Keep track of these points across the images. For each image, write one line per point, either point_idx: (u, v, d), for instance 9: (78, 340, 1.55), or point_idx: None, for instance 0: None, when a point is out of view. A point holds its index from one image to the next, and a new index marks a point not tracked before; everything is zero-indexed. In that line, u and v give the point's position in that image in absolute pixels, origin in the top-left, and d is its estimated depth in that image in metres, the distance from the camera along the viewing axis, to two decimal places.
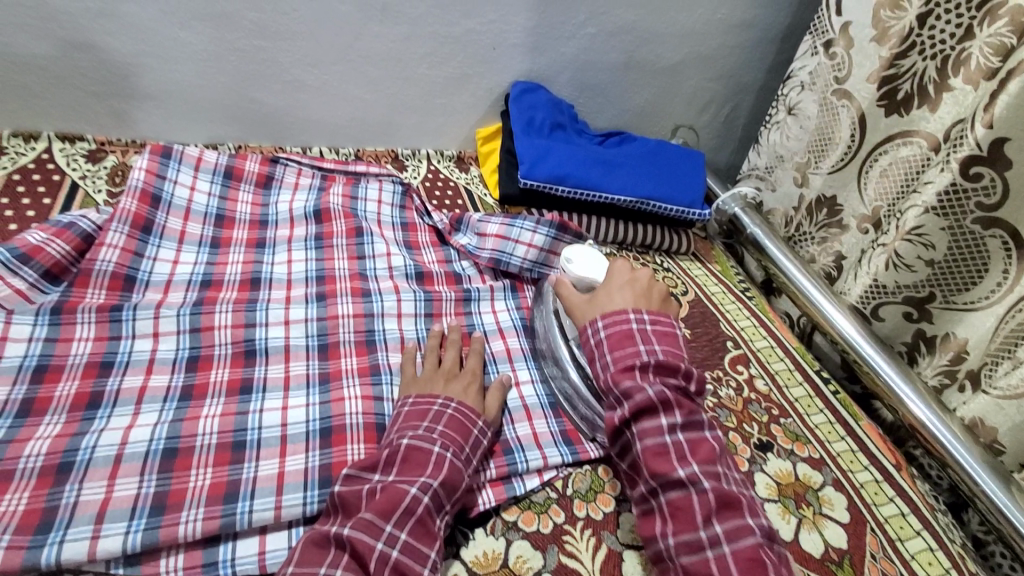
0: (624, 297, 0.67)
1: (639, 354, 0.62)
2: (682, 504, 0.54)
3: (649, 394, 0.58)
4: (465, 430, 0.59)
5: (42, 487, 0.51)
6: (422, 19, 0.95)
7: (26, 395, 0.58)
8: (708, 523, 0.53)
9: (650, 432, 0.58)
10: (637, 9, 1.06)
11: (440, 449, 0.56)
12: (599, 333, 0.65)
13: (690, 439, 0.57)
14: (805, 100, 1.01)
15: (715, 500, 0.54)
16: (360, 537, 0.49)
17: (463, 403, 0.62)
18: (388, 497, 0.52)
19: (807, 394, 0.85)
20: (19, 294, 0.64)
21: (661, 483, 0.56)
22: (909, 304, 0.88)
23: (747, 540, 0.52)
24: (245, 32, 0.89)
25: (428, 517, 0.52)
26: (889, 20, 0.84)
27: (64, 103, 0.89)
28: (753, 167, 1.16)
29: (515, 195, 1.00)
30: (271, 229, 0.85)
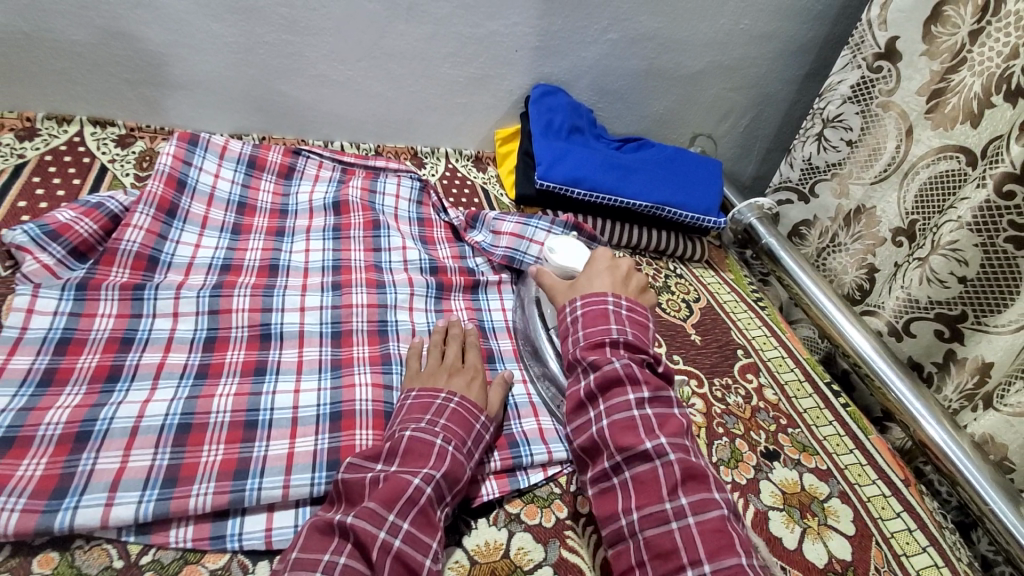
0: (603, 280, 0.70)
1: (608, 332, 0.64)
2: (648, 477, 0.56)
3: (616, 368, 0.60)
4: (467, 424, 0.60)
5: (59, 454, 0.52)
6: (448, 19, 0.96)
7: (49, 365, 0.60)
8: (673, 495, 0.54)
9: (618, 407, 0.59)
10: (662, 17, 1.07)
11: (442, 442, 0.57)
12: (575, 312, 0.68)
13: (657, 414, 0.60)
14: (846, 112, 1.00)
15: (680, 472, 0.55)
16: (362, 526, 0.49)
17: (466, 398, 0.62)
18: (389, 488, 0.52)
19: (817, 406, 0.84)
20: (46, 268, 0.66)
21: (627, 457, 0.57)
22: (940, 321, 0.86)
23: (712, 513, 0.53)
24: (276, 26, 0.91)
25: (430, 508, 0.52)
26: (941, 35, 0.85)
27: (98, 89, 0.92)
28: (785, 179, 1.14)
29: (531, 195, 1.01)
30: (291, 218, 0.87)
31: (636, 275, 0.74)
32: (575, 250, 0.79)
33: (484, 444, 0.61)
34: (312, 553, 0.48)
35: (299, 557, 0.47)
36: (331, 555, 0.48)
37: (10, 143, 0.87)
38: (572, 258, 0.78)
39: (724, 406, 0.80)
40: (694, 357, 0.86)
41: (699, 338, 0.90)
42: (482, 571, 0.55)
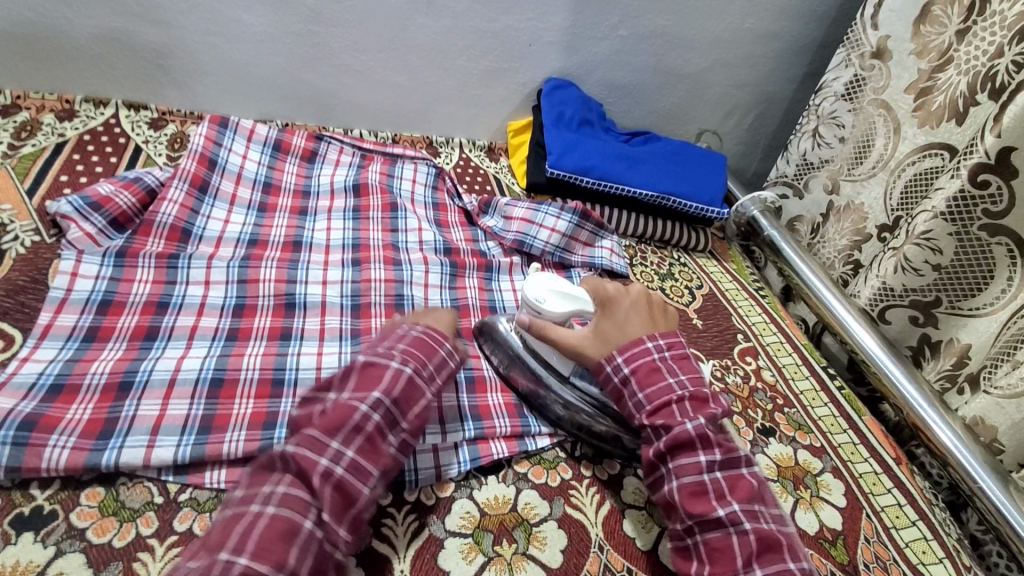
0: (635, 326, 0.66)
1: (671, 389, 0.61)
2: (722, 546, 0.54)
3: (688, 429, 0.58)
4: (429, 351, 0.60)
5: (104, 401, 0.57)
6: (466, 13, 1.01)
7: (92, 323, 0.64)
8: (748, 567, 0.52)
9: (687, 469, 0.57)
10: (670, 15, 1.10)
11: (399, 364, 0.57)
12: (621, 370, 0.63)
13: (728, 477, 0.57)
14: (839, 110, 1.04)
15: (755, 542, 0.53)
16: (304, 453, 0.50)
17: (430, 327, 0.63)
18: (336, 416, 0.52)
19: (812, 388, 0.88)
20: (88, 237, 0.70)
21: (699, 522, 0.55)
22: (915, 308, 0.91)
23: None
24: (302, 17, 0.95)
25: (378, 437, 0.53)
26: (929, 35, 0.89)
27: (133, 73, 0.97)
28: (782, 175, 1.19)
29: (541, 184, 1.05)
30: (313, 199, 0.92)
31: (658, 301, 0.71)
32: (560, 291, 0.70)
33: (449, 372, 0.62)
34: (255, 486, 0.49)
35: (241, 493, 0.49)
36: (272, 487, 0.48)
37: (51, 123, 0.92)
38: (564, 299, 0.70)
39: (723, 385, 0.83)
40: (694, 339, 0.90)
41: (701, 322, 0.93)
42: (491, 521, 0.59)
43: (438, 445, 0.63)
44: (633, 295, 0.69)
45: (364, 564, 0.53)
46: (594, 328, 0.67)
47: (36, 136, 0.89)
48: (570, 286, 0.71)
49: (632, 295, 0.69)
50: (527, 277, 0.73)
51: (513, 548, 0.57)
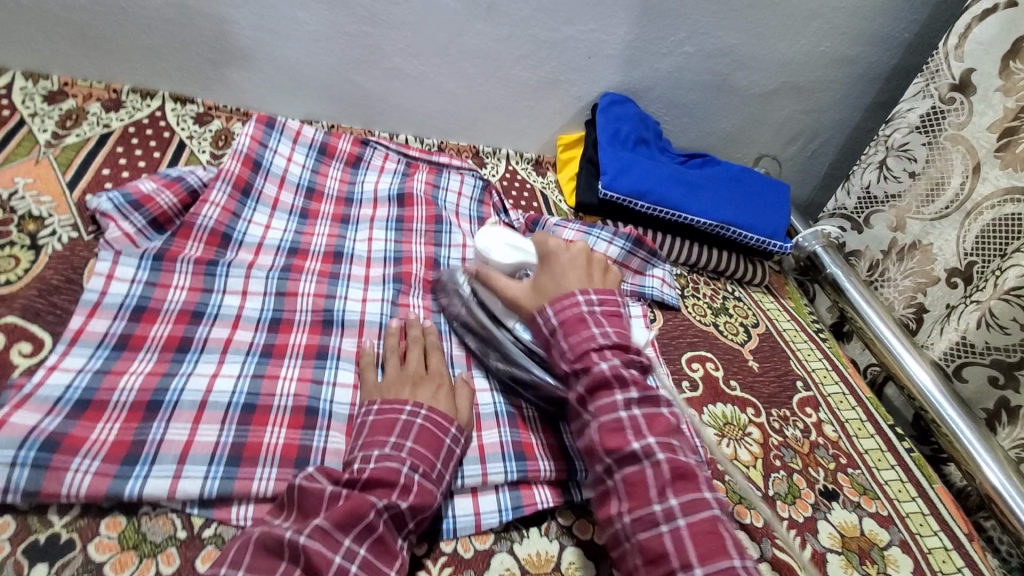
0: (572, 280, 0.62)
1: (592, 337, 0.57)
2: (637, 480, 0.52)
3: (604, 368, 0.55)
4: (436, 444, 0.55)
5: (131, 421, 0.53)
6: (526, 21, 0.96)
7: (124, 331, 0.61)
8: (663, 497, 0.50)
9: (605, 408, 0.54)
10: (740, 33, 1.04)
11: (409, 469, 0.52)
12: (550, 320, 0.60)
13: (646, 413, 0.55)
14: (912, 142, 0.96)
15: (669, 472, 0.52)
16: (315, 546, 0.45)
17: (435, 409, 0.57)
18: (350, 508, 0.48)
19: (878, 447, 0.81)
20: (127, 237, 0.67)
21: (617, 459, 0.53)
22: (995, 367, 0.83)
23: (703, 514, 0.50)
24: (358, 17, 0.92)
25: (389, 534, 0.49)
26: (1019, 72, 0.81)
27: (182, 66, 0.94)
28: (839, 206, 1.11)
29: (593, 204, 0.99)
30: (356, 207, 0.88)
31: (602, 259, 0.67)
32: (512, 243, 0.71)
33: (455, 461, 0.57)
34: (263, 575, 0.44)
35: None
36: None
37: (96, 113, 0.90)
38: (512, 251, 0.71)
39: (781, 438, 0.77)
40: (750, 384, 0.83)
41: (757, 365, 0.87)
42: None
43: (477, 488, 0.59)
44: (573, 251, 0.65)
45: None
46: (533, 282, 0.65)
47: (81, 125, 0.87)
48: (522, 240, 0.72)
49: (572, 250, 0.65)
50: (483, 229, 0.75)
51: None
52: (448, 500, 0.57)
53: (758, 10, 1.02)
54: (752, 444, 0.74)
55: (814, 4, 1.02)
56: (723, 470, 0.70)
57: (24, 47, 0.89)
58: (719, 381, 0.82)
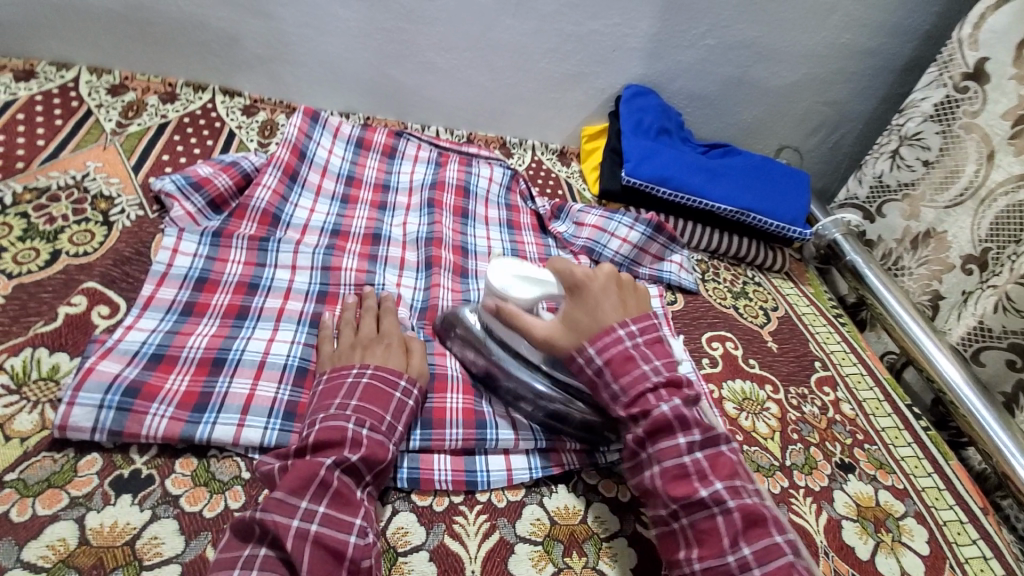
0: (609, 313, 0.60)
1: (646, 377, 0.57)
2: (707, 527, 0.52)
3: (664, 412, 0.55)
4: (383, 399, 0.57)
5: (200, 374, 0.59)
6: (552, 16, 1.00)
7: (189, 298, 0.67)
8: (736, 547, 0.50)
9: (667, 453, 0.54)
10: (761, 26, 1.07)
11: (355, 425, 0.53)
12: (594, 362, 0.58)
13: (708, 455, 0.54)
14: (926, 131, 0.98)
15: (740, 519, 0.51)
16: (274, 517, 0.47)
17: (380, 367, 0.59)
18: (300, 471, 0.50)
19: (895, 426, 0.84)
20: (189, 216, 0.74)
21: (683, 505, 0.53)
22: (1013, 351, 0.84)
23: (779, 561, 0.49)
24: (394, 14, 0.97)
25: (346, 487, 0.51)
26: None
27: (231, 60, 1.01)
28: (851, 195, 1.12)
29: (616, 191, 1.03)
30: (392, 193, 0.93)
31: (627, 281, 0.65)
32: (524, 275, 0.65)
33: (408, 412, 0.58)
34: (231, 552, 0.46)
35: (220, 557, 0.46)
36: (252, 549, 0.46)
37: (155, 105, 0.97)
38: (529, 284, 0.65)
39: (799, 414, 0.80)
40: (769, 363, 0.86)
41: (776, 345, 0.89)
42: (561, 531, 0.58)
43: (509, 449, 0.63)
44: (602, 279, 0.62)
45: (437, 559, 0.53)
46: (563, 316, 0.61)
47: (141, 116, 0.94)
48: (533, 269, 0.67)
49: (601, 277, 0.62)
50: (491, 263, 0.67)
51: (582, 561, 0.56)
52: (482, 456, 0.62)
53: (780, 4, 1.05)
54: (770, 418, 0.77)
55: None
56: (741, 441, 0.73)
57: (90, 44, 0.97)
58: (738, 360, 0.85)
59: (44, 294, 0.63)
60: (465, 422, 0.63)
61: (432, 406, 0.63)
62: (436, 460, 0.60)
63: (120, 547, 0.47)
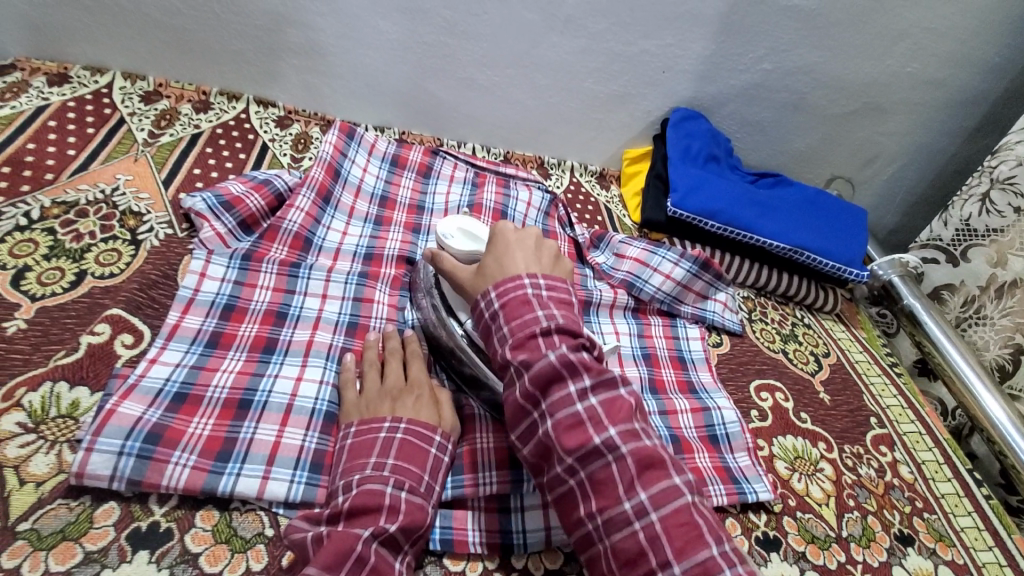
0: (515, 260, 0.59)
1: (538, 320, 0.53)
2: (603, 478, 0.47)
3: (551, 360, 0.50)
4: (420, 457, 0.54)
5: (224, 418, 0.55)
6: (602, 35, 0.96)
7: (216, 328, 0.63)
8: (632, 493, 0.46)
9: (559, 404, 0.49)
10: (822, 51, 1.01)
11: (393, 489, 0.50)
12: (493, 305, 0.56)
13: (603, 400, 0.49)
14: (1020, 175, 0.93)
15: (634, 464, 0.47)
16: None
17: (414, 421, 0.56)
18: (335, 545, 0.45)
19: (955, 492, 0.77)
20: (219, 237, 0.70)
21: (578, 458, 0.47)
22: None
23: (677, 502, 0.46)
24: (437, 28, 0.93)
25: (384, 563, 0.47)
26: None
27: (267, 70, 0.98)
28: (934, 237, 1.07)
29: (660, 221, 0.97)
30: (427, 217, 0.89)
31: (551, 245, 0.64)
32: (468, 231, 0.68)
33: (443, 470, 0.55)
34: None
35: None
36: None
37: (188, 114, 0.94)
38: (467, 239, 0.68)
39: (855, 477, 0.74)
40: (822, 418, 0.80)
41: (828, 399, 0.83)
42: None
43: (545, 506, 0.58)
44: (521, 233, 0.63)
45: None
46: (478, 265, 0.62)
47: (174, 125, 0.91)
48: (480, 227, 0.69)
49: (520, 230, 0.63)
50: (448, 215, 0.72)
51: None
52: (517, 514, 0.57)
53: (844, 29, 0.99)
54: (824, 481, 0.72)
55: (903, 24, 0.98)
56: (794, 506, 0.68)
57: (126, 49, 0.95)
58: (789, 413, 0.79)
59: (66, 320, 0.60)
60: (497, 465, 0.59)
61: (463, 449, 0.59)
62: (469, 518, 0.56)
63: None
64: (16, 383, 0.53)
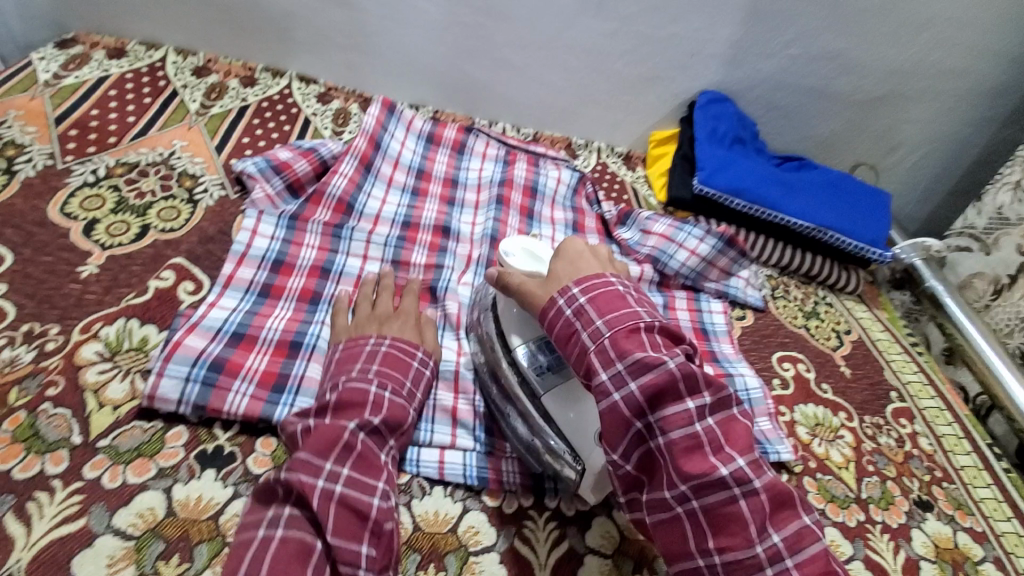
0: (590, 264, 0.59)
1: (639, 315, 0.52)
2: (729, 513, 0.45)
3: (672, 372, 0.48)
4: (404, 367, 0.58)
5: (278, 355, 0.60)
6: (634, 17, 0.98)
7: (266, 280, 0.68)
8: (764, 535, 0.44)
9: (677, 424, 0.47)
10: (851, 37, 1.03)
11: (377, 388, 0.54)
12: (578, 301, 0.54)
13: (721, 423, 0.48)
14: None
15: (766, 501, 0.45)
16: (297, 476, 0.46)
17: (398, 339, 0.60)
18: (324, 434, 0.49)
19: (974, 465, 0.79)
20: (268, 199, 0.75)
21: (698, 487, 0.45)
22: None
23: (808, 544, 0.45)
24: (473, 9, 0.97)
25: (370, 451, 0.51)
26: None
27: (311, 48, 1.02)
28: (968, 226, 1.08)
29: (686, 200, 1.00)
30: (461, 190, 0.93)
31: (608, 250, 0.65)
32: (531, 250, 0.64)
33: (425, 382, 0.60)
34: (255, 515, 0.46)
35: (244, 524, 0.45)
36: (276, 511, 0.46)
37: (236, 88, 0.99)
38: (531, 259, 0.64)
39: (875, 445, 0.76)
40: (843, 389, 0.82)
41: (849, 372, 0.85)
42: (630, 548, 0.57)
43: None
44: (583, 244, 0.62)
45: (508, 562, 0.53)
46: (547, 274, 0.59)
47: (223, 98, 0.96)
48: (544, 249, 0.65)
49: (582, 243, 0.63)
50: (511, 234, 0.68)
51: None
52: None
53: (872, 15, 1.00)
54: (844, 447, 0.74)
55: (932, 10, 0.99)
56: (815, 468, 0.71)
57: (180, 25, 1.00)
58: (811, 383, 0.81)
59: (134, 267, 0.64)
60: None
61: None
62: (503, 464, 0.59)
63: (205, 522, 0.48)
64: (94, 319, 0.58)
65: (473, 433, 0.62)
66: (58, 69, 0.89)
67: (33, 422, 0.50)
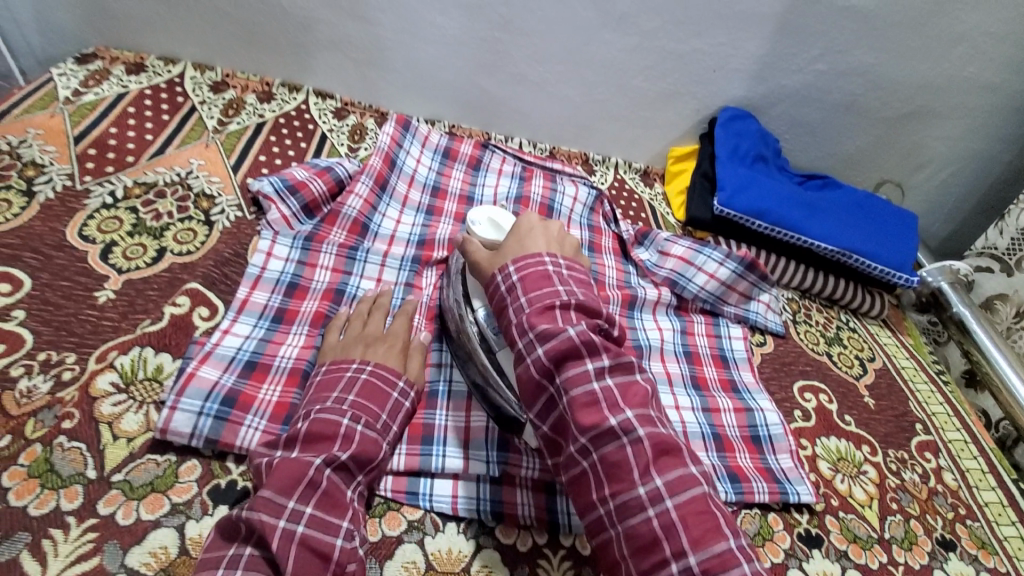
0: (535, 242, 0.59)
1: (557, 293, 0.53)
2: (617, 461, 0.45)
3: (571, 336, 0.48)
4: (381, 398, 0.57)
5: (291, 385, 0.59)
6: (656, 33, 0.97)
7: (280, 304, 0.67)
8: (647, 478, 0.45)
9: (576, 381, 0.47)
10: (878, 53, 1.00)
11: (349, 421, 0.53)
12: (512, 279, 0.55)
13: (620, 382, 0.48)
14: None
15: (650, 449, 0.45)
16: (257, 515, 0.45)
17: (380, 364, 0.59)
18: (287, 471, 0.48)
19: (999, 502, 0.76)
20: (284, 219, 0.74)
21: (592, 437, 0.46)
22: None
23: (691, 491, 0.45)
24: (492, 24, 0.96)
25: (336, 489, 0.50)
26: None
27: (328, 63, 1.02)
28: (990, 246, 1.05)
29: (706, 220, 0.98)
30: (477, 207, 0.92)
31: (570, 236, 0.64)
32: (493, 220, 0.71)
33: (403, 413, 0.59)
34: (215, 552, 0.45)
35: (203, 558, 0.45)
36: (237, 549, 0.45)
37: (253, 104, 0.99)
38: (493, 228, 0.70)
39: (899, 481, 0.73)
40: (866, 421, 0.80)
41: (873, 402, 0.83)
42: None
43: None
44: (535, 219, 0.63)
45: None
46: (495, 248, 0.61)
47: (241, 114, 0.96)
48: (508, 219, 0.72)
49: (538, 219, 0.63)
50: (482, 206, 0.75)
51: None
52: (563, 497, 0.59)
53: (902, 31, 0.97)
54: (867, 483, 0.72)
55: (963, 27, 0.96)
56: (837, 506, 0.69)
57: (199, 41, 1.00)
58: (833, 415, 0.79)
59: (150, 292, 0.64)
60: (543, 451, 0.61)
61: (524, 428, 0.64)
62: (518, 494, 0.58)
63: None
64: (109, 348, 0.58)
65: (487, 454, 0.60)
66: (78, 85, 0.90)
67: (48, 456, 0.50)
